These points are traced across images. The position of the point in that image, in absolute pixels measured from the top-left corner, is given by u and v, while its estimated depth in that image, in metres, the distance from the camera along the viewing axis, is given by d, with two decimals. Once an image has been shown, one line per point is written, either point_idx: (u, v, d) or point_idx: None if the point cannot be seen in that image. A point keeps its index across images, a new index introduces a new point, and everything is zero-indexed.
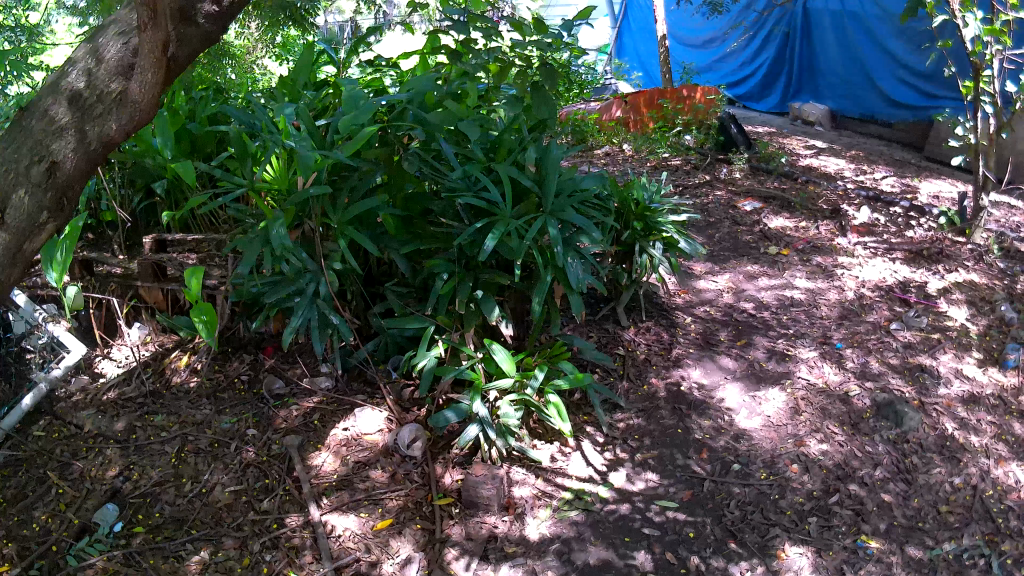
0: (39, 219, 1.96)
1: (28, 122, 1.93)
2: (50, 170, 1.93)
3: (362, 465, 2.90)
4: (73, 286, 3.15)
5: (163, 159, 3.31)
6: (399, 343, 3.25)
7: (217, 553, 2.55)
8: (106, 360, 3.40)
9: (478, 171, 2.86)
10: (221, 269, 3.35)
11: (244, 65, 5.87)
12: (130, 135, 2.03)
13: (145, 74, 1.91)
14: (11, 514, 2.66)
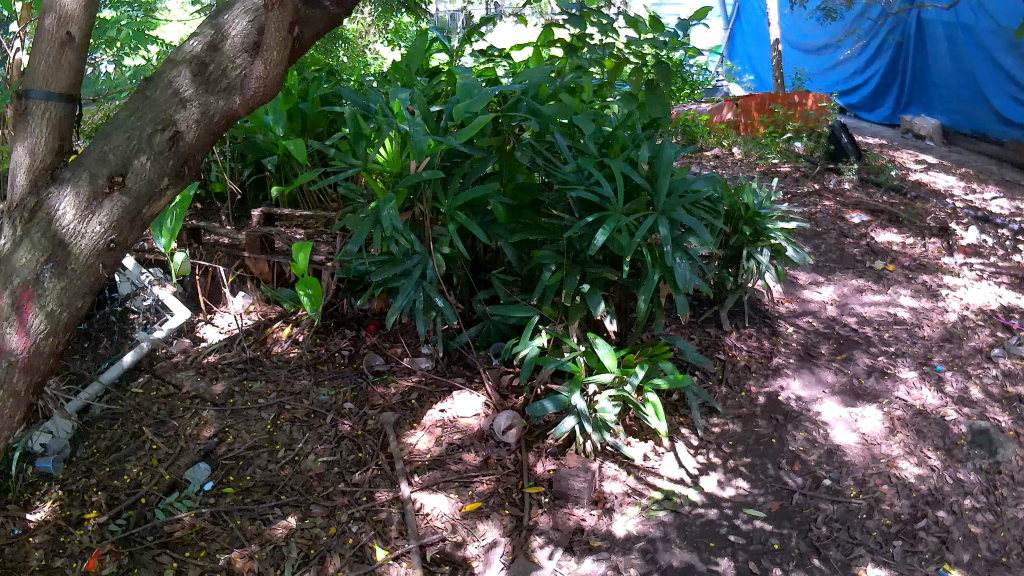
0: (160, 184, 1.98)
1: (152, 92, 1.98)
2: (173, 137, 1.97)
3: (455, 447, 2.94)
4: (183, 252, 3.29)
5: (275, 135, 3.39)
6: (501, 330, 3.26)
7: (304, 519, 2.63)
8: (209, 326, 3.50)
9: (591, 166, 2.87)
10: (329, 246, 3.43)
11: (357, 49, 5.97)
12: (253, 110, 2.09)
13: (270, 52, 2.01)
14: (103, 464, 2.79)
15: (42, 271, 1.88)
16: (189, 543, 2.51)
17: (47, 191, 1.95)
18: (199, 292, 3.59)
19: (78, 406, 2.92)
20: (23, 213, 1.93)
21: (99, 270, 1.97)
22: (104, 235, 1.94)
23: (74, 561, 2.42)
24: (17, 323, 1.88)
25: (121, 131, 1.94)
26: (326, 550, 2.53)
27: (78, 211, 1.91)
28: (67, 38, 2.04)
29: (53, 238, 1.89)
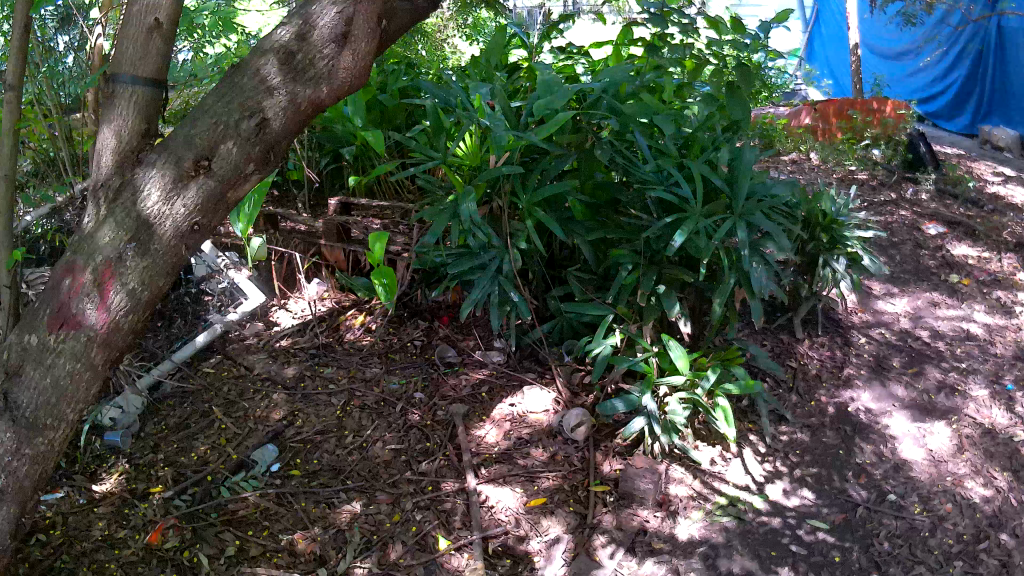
0: (246, 168, 2.09)
1: (240, 79, 2.06)
2: (260, 124, 2.05)
3: (524, 442, 2.95)
4: (260, 238, 3.39)
5: (354, 126, 3.43)
6: (574, 329, 3.28)
7: (369, 505, 2.67)
8: (283, 312, 3.57)
9: (671, 166, 2.86)
10: (406, 237, 3.46)
11: (434, 43, 6.01)
12: (338, 98, 2.15)
13: (358, 43, 2.08)
14: (171, 441, 2.87)
15: (125, 250, 2.02)
16: (253, 522, 2.58)
17: (134, 173, 2.08)
18: (274, 277, 3.65)
19: (149, 381, 3.01)
20: (110, 192, 2.07)
21: (180, 251, 2.10)
22: (188, 217, 2.06)
23: (137, 533, 2.48)
24: (99, 300, 2.03)
25: (210, 116, 2.03)
26: (389, 536, 2.57)
27: (163, 193, 2.03)
28: (156, 24, 2.20)
29: (137, 219, 2.02)
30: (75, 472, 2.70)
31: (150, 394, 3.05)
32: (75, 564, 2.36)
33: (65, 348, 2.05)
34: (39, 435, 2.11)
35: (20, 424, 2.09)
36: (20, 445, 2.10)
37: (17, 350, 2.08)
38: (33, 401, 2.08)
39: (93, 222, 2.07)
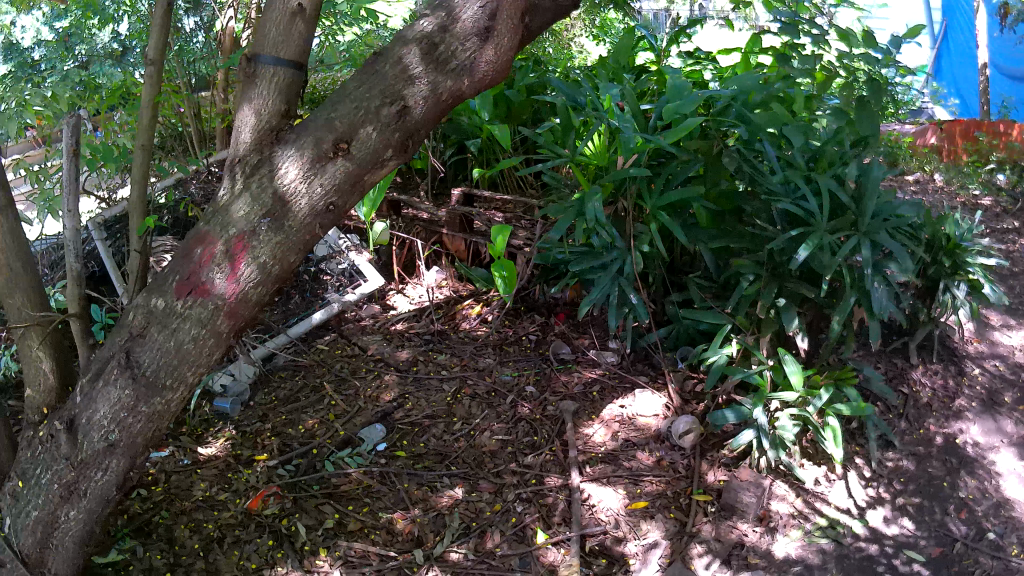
0: (383, 154, 2.10)
1: (381, 67, 2.09)
2: (400, 112, 2.07)
3: (630, 444, 2.96)
4: (384, 223, 3.68)
5: (481, 120, 3.49)
6: (691, 334, 3.25)
7: (471, 492, 2.71)
8: (399, 296, 3.70)
9: (799, 179, 2.84)
10: (528, 232, 3.50)
11: (561, 40, 6.03)
12: (479, 91, 2.18)
13: (499, 38, 2.11)
14: (280, 412, 2.99)
15: (260, 224, 2.03)
16: (354, 497, 2.65)
17: (271, 150, 2.09)
18: (393, 261, 3.84)
19: (262, 352, 3.17)
20: (247, 167, 2.08)
21: (314, 228, 2.10)
22: (324, 196, 2.06)
23: (238, 497, 2.61)
24: (229, 270, 2.04)
25: (350, 101, 2.05)
26: (487, 524, 2.61)
27: (302, 171, 2.03)
28: (299, 9, 2.15)
29: (274, 195, 2.03)
30: (187, 434, 2.86)
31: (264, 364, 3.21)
32: (173, 520, 2.51)
33: (191, 314, 2.06)
34: (157, 395, 2.13)
35: (140, 382, 2.10)
36: (138, 402, 2.12)
37: (143, 312, 2.09)
38: (154, 360, 2.09)
39: (228, 194, 2.08)
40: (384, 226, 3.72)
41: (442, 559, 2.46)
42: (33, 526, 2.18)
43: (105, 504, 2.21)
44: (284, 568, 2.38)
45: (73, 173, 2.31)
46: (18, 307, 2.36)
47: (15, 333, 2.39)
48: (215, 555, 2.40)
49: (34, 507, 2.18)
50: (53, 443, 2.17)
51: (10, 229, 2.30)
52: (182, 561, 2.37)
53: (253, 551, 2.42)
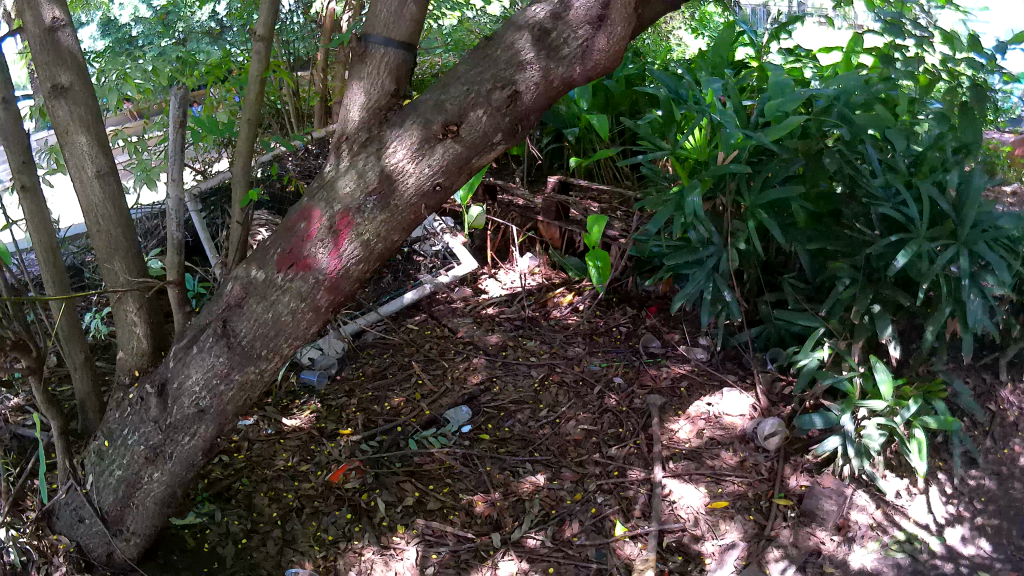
0: (493, 138, 2.07)
1: (493, 51, 2.06)
2: (511, 96, 2.04)
3: (715, 443, 2.92)
4: (480, 207, 3.81)
5: (580, 109, 3.51)
6: (783, 337, 3.18)
7: (553, 480, 2.72)
8: (492, 281, 3.77)
9: (901, 184, 2.80)
10: (623, 223, 3.48)
11: (662, 32, 5.95)
12: (591, 79, 2.09)
13: (613, 27, 2.01)
14: (367, 388, 3.08)
15: (366, 201, 2.00)
16: (436, 477, 2.69)
17: (381, 129, 2.06)
18: (487, 245, 3.87)
19: (352, 329, 3.34)
20: (354, 144, 2.05)
21: (419, 209, 2.08)
22: (431, 177, 2.04)
23: (319, 469, 2.71)
24: (333, 246, 2.00)
25: (462, 85, 2.03)
26: (567, 513, 2.61)
27: (411, 151, 2.01)
28: None
29: (380, 172, 2.00)
30: (274, 405, 3.01)
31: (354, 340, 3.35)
32: (253, 487, 2.67)
33: (292, 287, 2.01)
34: (252, 364, 2.10)
35: (234, 351, 2.07)
36: (231, 370, 2.09)
37: (243, 282, 2.05)
38: (251, 330, 2.04)
39: (333, 170, 2.05)
40: (481, 210, 3.85)
41: (519, 545, 2.48)
42: (117, 485, 2.35)
43: (188, 468, 2.32)
44: (360, 542, 2.48)
45: (180, 144, 2.12)
46: (115, 272, 2.33)
47: (111, 297, 2.35)
48: (292, 524, 2.55)
49: (119, 467, 2.33)
50: (142, 406, 2.25)
51: (113, 195, 2.27)
52: (260, 528, 2.54)
53: (331, 523, 2.53)
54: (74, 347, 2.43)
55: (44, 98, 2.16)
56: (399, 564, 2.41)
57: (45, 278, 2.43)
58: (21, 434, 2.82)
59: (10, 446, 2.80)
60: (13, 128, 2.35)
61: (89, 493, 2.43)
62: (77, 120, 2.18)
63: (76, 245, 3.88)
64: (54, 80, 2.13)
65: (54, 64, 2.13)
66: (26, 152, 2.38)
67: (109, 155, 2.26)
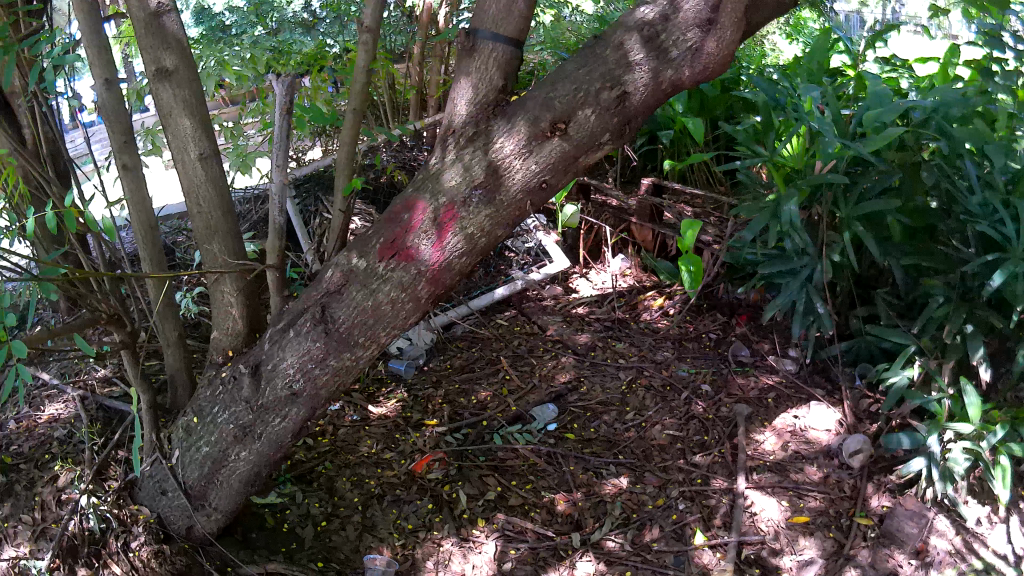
0: (600, 138, 2.06)
1: (602, 51, 2.05)
2: (620, 97, 2.02)
3: (799, 457, 2.86)
4: (575, 207, 3.84)
5: (674, 113, 3.50)
6: (873, 353, 3.10)
7: (636, 484, 2.72)
8: (583, 280, 3.89)
9: (998, 201, 2.67)
10: (717, 229, 3.45)
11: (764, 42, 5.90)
12: (698, 82, 2.09)
13: (722, 31, 1.97)
14: (454, 380, 3.18)
15: (472, 195, 2.01)
16: (519, 473, 2.74)
17: (490, 123, 2.06)
18: (580, 244, 3.99)
19: (444, 320, 3.45)
20: (462, 138, 2.06)
21: (524, 205, 2.08)
22: (538, 174, 2.04)
23: (403, 458, 2.79)
24: (436, 238, 2.01)
25: (571, 83, 2.02)
26: (648, 518, 2.61)
27: (519, 147, 2.01)
28: None
29: (487, 166, 2.01)
30: (363, 393, 3.09)
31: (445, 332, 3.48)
32: (336, 472, 2.75)
33: (394, 276, 2.03)
34: (348, 350, 2.11)
35: (331, 336, 2.08)
36: (327, 354, 2.11)
37: (344, 269, 2.07)
38: (350, 317, 2.06)
39: (439, 161, 2.06)
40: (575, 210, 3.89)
41: (598, 546, 2.49)
42: (203, 461, 2.39)
43: (275, 449, 2.34)
44: (440, 533, 2.53)
45: (284, 131, 2.09)
46: (213, 254, 2.32)
47: (209, 277, 2.35)
48: (373, 511, 2.61)
49: (206, 444, 2.36)
50: (235, 385, 2.26)
51: (215, 177, 2.27)
52: (340, 512, 2.61)
53: (412, 512, 2.60)
54: (167, 323, 2.42)
55: (150, 81, 2.17)
56: (477, 558, 2.46)
57: (142, 256, 2.40)
58: (109, 406, 2.81)
59: (98, 417, 2.78)
60: (115, 107, 2.28)
61: (174, 467, 2.46)
62: (181, 104, 2.18)
63: (172, 226, 3.99)
64: (158, 63, 2.13)
65: (159, 48, 2.12)
66: (127, 131, 2.33)
67: (212, 137, 2.26)
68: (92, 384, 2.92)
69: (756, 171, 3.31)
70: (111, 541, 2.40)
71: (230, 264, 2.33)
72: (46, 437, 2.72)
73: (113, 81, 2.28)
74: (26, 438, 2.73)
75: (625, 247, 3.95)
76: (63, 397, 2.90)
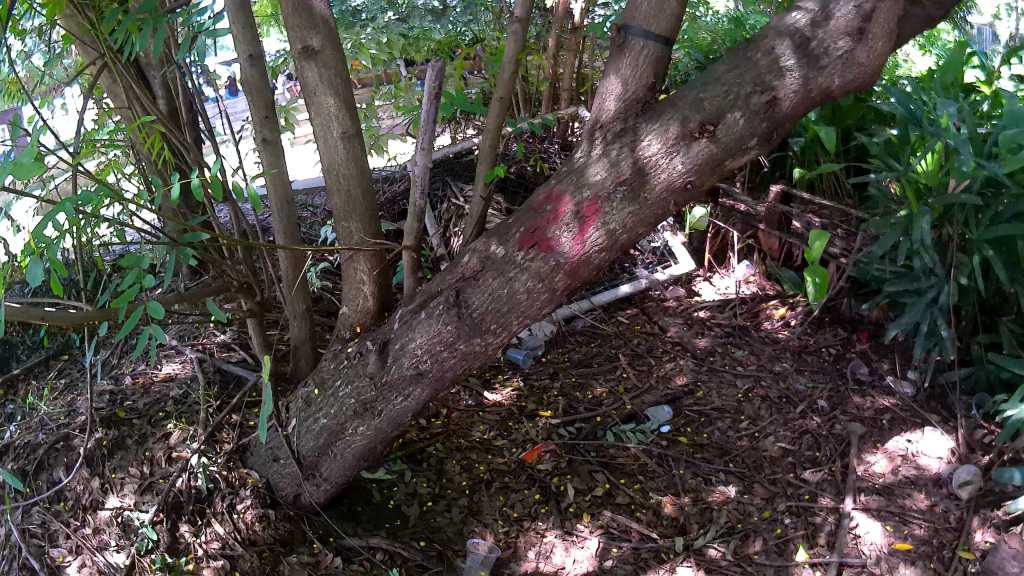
0: (748, 142, 1.99)
1: (753, 54, 1.97)
2: (770, 102, 1.94)
3: (908, 482, 2.75)
4: (705, 209, 3.83)
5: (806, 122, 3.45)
6: (992, 383, 2.98)
7: (744, 493, 2.71)
8: (706, 285, 3.91)
9: None
10: (846, 241, 3.37)
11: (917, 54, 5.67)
12: (850, 92, 1.98)
13: (874, 41, 1.88)
14: (571, 373, 3.29)
15: (616, 191, 2.00)
16: (628, 472, 2.79)
17: (637, 120, 2.03)
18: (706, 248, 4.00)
19: (565, 312, 3.57)
20: (609, 133, 2.05)
21: (667, 205, 2.06)
22: (683, 174, 2.00)
23: (514, 447, 2.90)
24: (577, 232, 2.03)
25: (721, 85, 1.97)
26: (753, 529, 2.58)
27: (665, 146, 1.98)
28: None
29: (634, 164, 1.99)
30: (479, 379, 3.25)
31: (566, 325, 3.58)
32: (446, 454, 2.88)
33: (532, 266, 2.06)
34: (478, 336, 2.16)
35: (463, 321, 2.13)
36: (457, 339, 2.16)
37: (481, 255, 2.11)
38: (484, 304, 2.11)
39: (584, 156, 2.07)
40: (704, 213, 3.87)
41: (700, 553, 2.49)
42: (320, 432, 2.44)
43: (393, 426, 2.37)
44: (544, 524, 2.60)
45: (431, 116, 2.07)
46: (350, 232, 2.39)
47: (343, 253, 2.43)
48: (480, 496, 2.71)
49: (324, 416, 2.41)
50: (360, 361, 2.31)
51: (356, 156, 2.30)
52: (446, 494, 2.71)
53: (518, 501, 2.69)
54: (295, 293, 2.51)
55: (295, 59, 2.18)
56: (578, 552, 2.50)
57: (275, 226, 2.42)
58: (227, 370, 2.89)
59: (215, 379, 2.85)
60: (258, 83, 2.27)
61: (289, 435, 2.52)
62: (325, 83, 2.19)
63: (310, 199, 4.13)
64: (304, 42, 2.14)
65: (305, 27, 2.13)
66: (269, 105, 2.32)
67: (354, 116, 2.28)
68: (212, 347, 3.01)
69: (887, 185, 3.22)
70: (217, 502, 2.45)
71: (366, 242, 2.40)
72: (162, 394, 2.77)
73: (257, 56, 2.25)
74: (141, 395, 2.76)
75: (750, 254, 3.97)
76: (180, 357, 2.96)
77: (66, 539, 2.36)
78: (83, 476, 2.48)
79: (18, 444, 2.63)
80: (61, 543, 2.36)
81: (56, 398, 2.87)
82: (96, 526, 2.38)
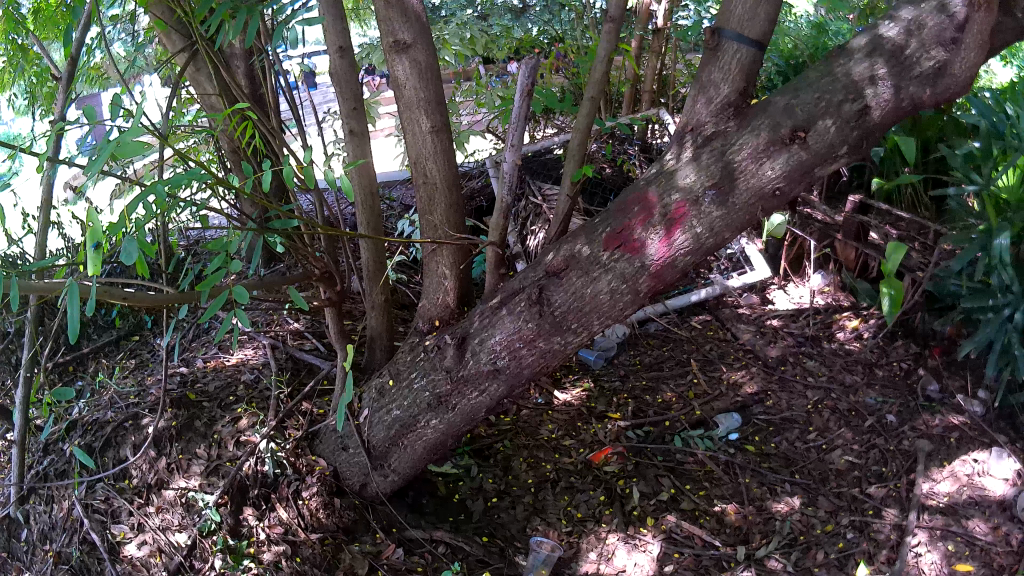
0: (837, 151, 1.96)
1: (845, 63, 1.93)
2: (862, 111, 1.90)
3: (971, 502, 2.65)
4: (783, 218, 3.71)
5: (890, 136, 3.41)
6: None
7: (808, 506, 2.68)
8: (779, 292, 3.92)
9: None
10: (922, 255, 3.31)
11: None
12: (943, 102, 1.92)
13: (967, 52, 1.83)
14: (643, 376, 3.32)
15: (705, 195, 2.00)
16: (694, 478, 2.79)
17: (729, 124, 2.02)
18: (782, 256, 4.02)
19: (639, 316, 3.64)
20: (700, 137, 2.04)
21: (755, 210, 2.04)
22: (772, 181, 1.98)
23: (581, 447, 2.92)
24: (664, 234, 2.05)
25: (813, 91, 1.94)
26: (814, 542, 2.55)
27: (755, 152, 1.96)
28: None
29: (724, 168, 1.99)
30: (550, 379, 3.30)
31: (639, 327, 3.65)
32: (513, 451, 2.91)
33: (616, 267, 2.09)
34: (558, 335, 2.21)
35: (545, 319, 2.18)
36: (537, 337, 2.21)
37: (565, 254, 2.16)
38: (566, 303, 2.15)
39: (675, 159, 2.07)
40: (785, 220, 3.75)
41: (761, 564, 2.46)
42: (391, 424, 2.47)
43: (466, 420, 2.43)
44: (608, 526, 2.60)
45: (522, 112, 2.13)
46: (435, 225, 2.43)
47: (427, 245, 2.48)
48: (545, 494, 2.73)
49: (398, 408, 2.45)
50: (437, 354, 2.37)
51: (443, 150, 2.34)
52: (512, 491, 2.74)
53: (583, 502, 2.69)
54: (377, 287, 2.61)
55: (386, 52, 2.20)
56: (640, 556, 2.50)
57: (359, 219, 2.47)
58: (300, 357, 2.94)
59: (287, 365, 2.90)
60: (348, 74, 2.29)
61: (360, 425, 2.54)
62: (414, 76, 2.21)
63: (396, 193, 4.23)
64: (395, 35, 2.15)
65: (397, 20, 2.14)
66: (356, 97, 2.34)
67: (443, 110, 2.30)
68: (284, 335, 3.06)
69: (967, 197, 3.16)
70: (283, 487, 2.47)
71: (449, 235, 2.44)
72: (233, 377, 2.81)
73: (347, 48, 2.27)
74: (212, 377, 2.80)
75: (825, 262, 3.93)
76: (253, 342, 3.01)
77: (128, 515, 2.42)
78: (150, 455, 2.52)
79: (87, 420, 2.69)
80: (124, 519, 2.42)
81: (126, 375, 2.91)
82: (159, 505, 2.42)
